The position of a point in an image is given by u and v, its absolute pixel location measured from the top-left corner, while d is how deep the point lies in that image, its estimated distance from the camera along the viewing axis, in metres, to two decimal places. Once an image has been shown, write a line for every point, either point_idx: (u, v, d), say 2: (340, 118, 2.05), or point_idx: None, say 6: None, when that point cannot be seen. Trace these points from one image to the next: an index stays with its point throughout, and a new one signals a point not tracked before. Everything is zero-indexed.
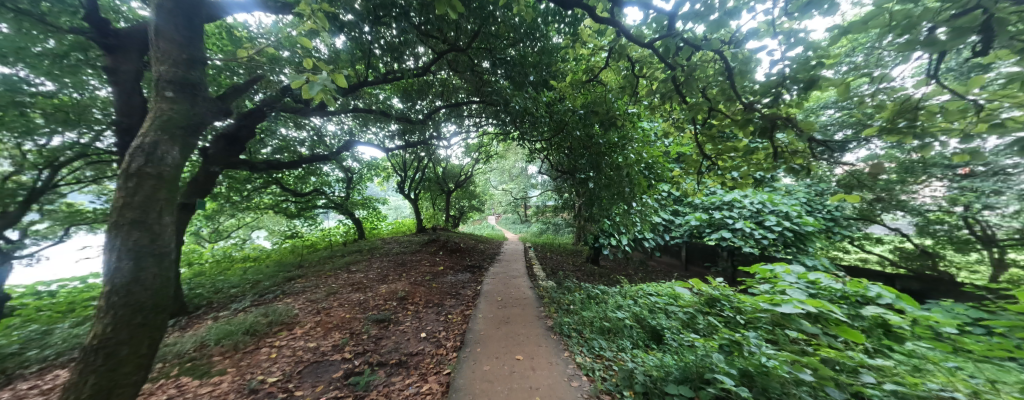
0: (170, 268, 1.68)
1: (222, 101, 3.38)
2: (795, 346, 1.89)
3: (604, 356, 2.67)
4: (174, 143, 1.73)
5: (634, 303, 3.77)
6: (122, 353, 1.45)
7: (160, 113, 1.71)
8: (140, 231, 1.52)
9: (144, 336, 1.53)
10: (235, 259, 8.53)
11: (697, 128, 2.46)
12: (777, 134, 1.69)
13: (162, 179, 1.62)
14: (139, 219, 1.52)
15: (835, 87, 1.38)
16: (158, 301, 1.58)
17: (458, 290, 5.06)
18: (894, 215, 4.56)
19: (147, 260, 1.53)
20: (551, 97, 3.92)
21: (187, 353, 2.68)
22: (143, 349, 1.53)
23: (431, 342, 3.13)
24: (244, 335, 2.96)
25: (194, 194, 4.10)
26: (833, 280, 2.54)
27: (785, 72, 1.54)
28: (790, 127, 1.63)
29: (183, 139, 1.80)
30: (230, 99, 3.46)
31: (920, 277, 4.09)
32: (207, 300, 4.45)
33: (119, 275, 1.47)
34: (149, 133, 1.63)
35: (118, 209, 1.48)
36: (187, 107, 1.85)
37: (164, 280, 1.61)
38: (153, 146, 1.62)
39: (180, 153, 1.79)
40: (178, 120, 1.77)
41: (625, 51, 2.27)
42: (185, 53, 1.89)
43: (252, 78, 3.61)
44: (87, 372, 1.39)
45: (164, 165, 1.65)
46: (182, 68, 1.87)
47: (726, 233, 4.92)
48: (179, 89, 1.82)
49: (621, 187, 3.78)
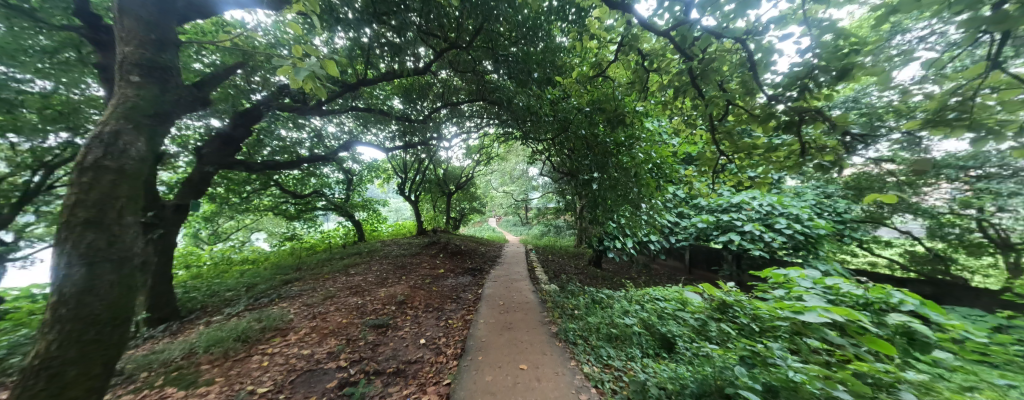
0: (131, 276, 1.58)
1: (198, 89, 3.20)
2: (820, 358, 1.77)
3: (613, 365, 2.53)
4: (141, 133, 1.66)
5: (641, 308, 3.64)
6: (68, 374, 1.34)
7: (124, 99, 1.67)
8: (95, 233, 1.43)
9: (96, 354, 1.42)
10: (234, 262, 8.40)
11: (709, 126, 2.34)
12: (804, 130, 1.56)
13: (122, 173, 1.54)
14: (93, 219, 1.42)
15: (873, 75, 1.26)
16: (115, 314, 1.48)
17: (458, 294, 4.94)
18: (903, 218, 4.50)
19: (103, 267, 1.44)
20: (556, 95, 3.82)
21: (174, 361, 2.52)
22: (95, 369, 1.42)
23: (430, 349, 3.01)
24: (236, 342, 2.80)
25: (189, 195, 3.92)
26: (854, 285, 2.43)
27: (812, 63, 1.45)
28: (820, 122, 1.50)
29: (149, 129, 1.73)
30: (207, 87, 3.27)
31: (933, 281, 3.98)
32: (201, 304, 4.34)
33: (70, 284, 1.38)
34: (111, 121, 1.58)
35: (71, 208, 1.39)
36: (154, 93, 1.80)
37: (122, 289, 1.51)
38: (114, 135, 1.56)
39: (147, 145, 1.71)
40: (143, 108, 1.72)
41: (636, 43, 2.15)
42: (152, 34, 1.87)
43: (228, 67, 3.50)
44: (27, 396, 1.27)
45: (127, 158, 1.57)
46: (151, 51, 1.84)
47: (735, 236, 4.80)
48: (145, 73, 1.77)
49: (626, 188, 3.67)
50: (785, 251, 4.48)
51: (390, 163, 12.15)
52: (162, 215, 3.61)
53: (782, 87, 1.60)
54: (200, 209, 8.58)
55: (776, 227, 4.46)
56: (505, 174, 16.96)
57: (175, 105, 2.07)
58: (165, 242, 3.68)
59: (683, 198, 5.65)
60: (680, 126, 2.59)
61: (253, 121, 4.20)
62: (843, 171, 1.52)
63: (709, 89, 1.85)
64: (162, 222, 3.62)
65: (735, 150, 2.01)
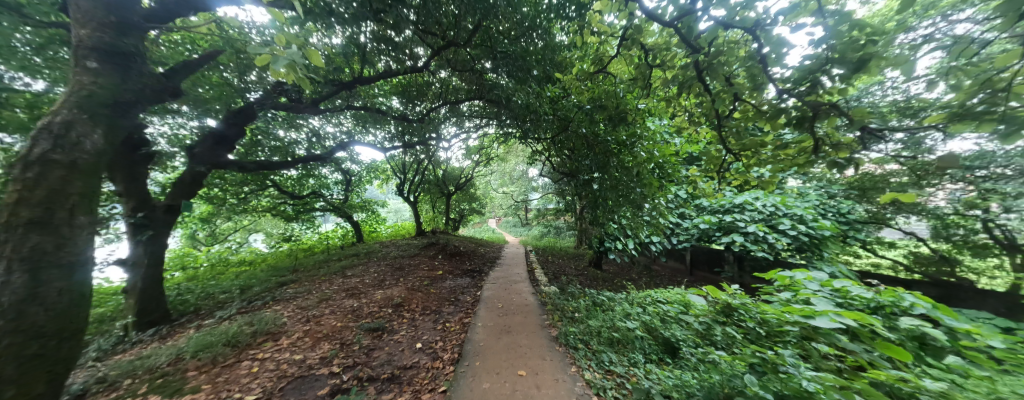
0: (80, 283, 1.68)
1: (166, 78, 3.14)
2: (833, 365, 1.68)
3: (615, 372, 2.44)
4: (96, 122, 1.81)
5: (643, 311, 3.56)
6: (8, 393, 1.40)
7: (80, 87, 1.80)
8: (40, 235, 1.53)
9: (37, 371, 1.49)
10: (231, 263, 8.30)
11: (713, 124, 2.27)
12: (815, 126, 1.48)
13: (72, 167, 1.65)
14: (39, 218, 1.53)
15: (899, 65, 1.17)
16: (60, 326, 1.58)
17: (456, 296, 4.86)
18: (906, 220, 4.48)
19: (48, 273, 1.53)
20: (556, 92, 3.75)
21: (159, 367, 2.43)
22: (36, 386, 1.49)
23: (426, 353, 2.93)
24: (225, 347, 2.71)
25: (180, 196, 3.84)
26: (863, 288, 2.36)
27: (827, 54, 1.37)
28: (835, 117, 1.41)
29: (106, 118, 1.87)
30: (176, 76, 3.21)
31: (939, 283, 3.90)
32: (194, 307, 4.25)
33: (9, 294, 1.44)
34: (62, 111, 1.70)
35: (14, 207, 1.48)
36: (111, 79, 1.95)
37: (67, 297, 1.61)
38: (66, 124, 1.68)
39: (104, 135, 1.86)
40: (101, 96, 1.86)
41: (639, 37, 2.07)
42: (111, 18, 2.01)
43: (206, 54, 3.39)
44: None
45: (78, 152, 1.70)
46: (110, 35, 1.97)
47: (738, 237, 4.71)
48: (102, 59, 1.92)
49: (628, 189, 3.59)
50: (789, 252, 4.39)
51: (389, 164, 12.06)
52: (152, 216, 3.52)
53: (794, 82, 1.52)
54: (196, 210, 8.48)
55: (780, 228, 4.39)
56: (505, 174, 16.88)
57: (131, 87, 2.11)
58: (154, 243, 3.58)
59: (685, 198, 5.57)
60: (683, 124, 2.52)
61: (246, 120, 4.14)
62: (858, 169, 1.43)
63: (717, 83, 1.78)
64: (152, 223, 3.53)
65: (741, 148, 1.93)
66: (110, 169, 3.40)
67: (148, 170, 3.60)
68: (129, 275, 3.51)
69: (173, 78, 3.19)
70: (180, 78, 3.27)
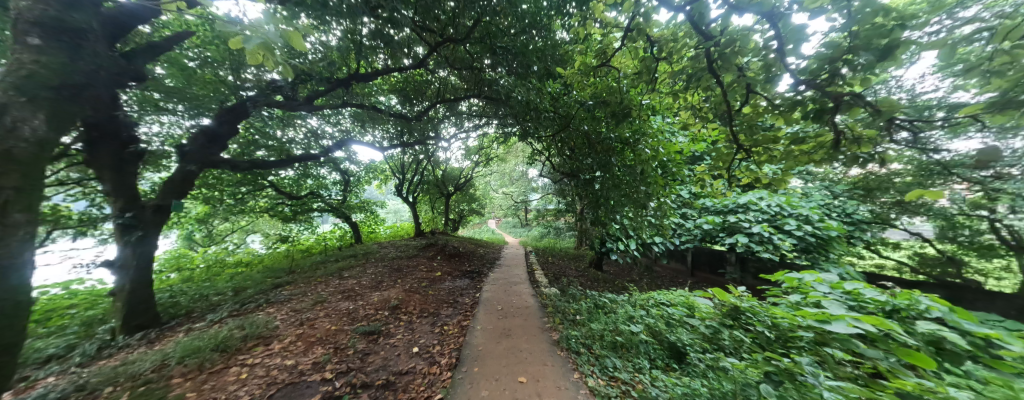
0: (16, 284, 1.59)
1: (128, 59, 3.10)
2: (854, 373, 1.59)
3: (620, 378, 2.34)
4: (35, 107, 1.79)
5: (646, 313, 3.47)
6: None
7: (22, 67, 1.78)
8: None
9: None
10: (228, 264, 8.18)
11: (721, 121, 2.19)
12: (836, 120, 1.39)
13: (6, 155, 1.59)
14: None
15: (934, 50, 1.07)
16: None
17: (455, 298, 4.76)
18: (910, 220, 4.40)
19: None
20: (557, 89, 3.65)
21: (143, 374, 2.32)
22: None
23: (423, 358, 2.83)
24: (213, 352, 2.61)
25: (171, 196, 3.75)
26: (877, 291, 2.27)
27: (850, 41, 1.27)
28: (859, 109, 1.32)
29: (48, 103, 1.86)
30: (139, 58, 3.17)
31: (946, 285, 3.83)
32: (186, 309, 4.14)
33: None
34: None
35: None
36: (54, 55, 1.95)
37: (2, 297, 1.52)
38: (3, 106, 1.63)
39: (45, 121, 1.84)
40: (44, 76, 1.85)
41: (646, 29, 1.97)
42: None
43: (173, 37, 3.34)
44: None
45: (14, 140, 1.63)
46: (56, 9, 1.97)
47: (742, 238, 4.64)
48: (45, 34, 1.93)
49: (632, 187, 3.46)
50: (795, 253, 4.30)
51: (388, 164, 11.97)
52: (142, 216, 3.43)
53: (812, 72, 1.43)
54: (192, 210, 8.36)
55: (786, 228, 4.29)
56: (504, 175, 16.76)
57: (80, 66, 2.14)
58: (143, 245, 3.47)
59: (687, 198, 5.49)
60: (688, 121, 2.45)
61: (239, 118, 4.06)
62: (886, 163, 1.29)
63: (727, 75, 1.70)
64: (141, 223, 3.44)
65: (753, 144, 1.84)
66: (98, 168, 3.31)
67: (138, 170, 3.52)
68: (117, 277, 3.40)
69: (134, 59, 3.13)
70: (143, 59, 3.22)
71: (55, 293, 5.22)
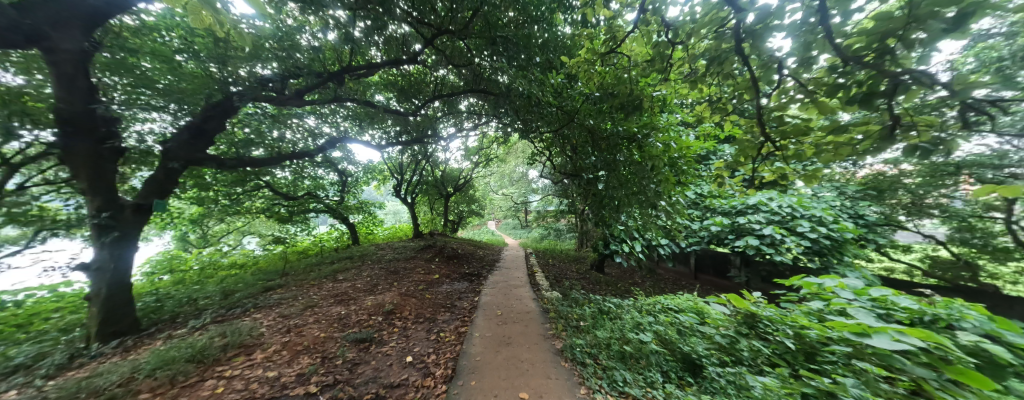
0: None
1: (23, 10, 2.51)
2: (903, 395, 1.39)
3: (631, 394, 2.15)
4: None
5: (654, 320, 3.28)
6: None
7: None
8: None
9: None
10: (222, 266, 7.97)
11: (741, 113, 2.01)
12: (890, 104, 1.18)
13: None
14: None
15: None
16: None
17: (452, 302, 4.56)
18: (920, 222, 4.34)
19: None
20: (560, 81, 3.44)
21: (107, 389, 2.10)
22: None
23: (417, 368, 2.64)
24: (188, 363, 2.40)
25: (152, 194, 3.60)
26: (907, 298, 2.12)
27: (908, 9, 1.08)
28: (921, 90, 1.11)
29: None
30: (37, 10, 2.57)
31: (964, 290, 3.66)
32: (171, 314, 3.95)
33: None
34: None
35: None
36: None
37: None
38: None
39: None
40: None
41: (661, 9, 1.77)
42: None
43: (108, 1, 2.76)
44: None
45: None
46: None
47: (752, 239, 4.34)
48: None
49: (642, 185, 3.27)
50: (808, 256, 4.11)
51: (386, 164, 11.77)
52: (120, 216, 3.25)
53: (860, 49, 1.23)
54: (185, 211, 8.15)
55: (800, 230, 4.08)
56: (504, 176, 16.53)
57: None
58: (121, 246, 3.28)
59: (694, 199, 5.31)
60: (703, 113, 2.26)
61: (226, 114, 3.89)
62: (957, 150, 1.06)
63: (758, 56, 1.49)
64: (119, 223, 3.26)
65: (781, 136, 1.65)
66: (73, 165, 3.14)
67: (117, 167, 3.35)
68: (92, 281, 3.20)
69: (31, 12, 2.54)
70: (43, 15, 2.61)
71: (41, 295, 5.03)
